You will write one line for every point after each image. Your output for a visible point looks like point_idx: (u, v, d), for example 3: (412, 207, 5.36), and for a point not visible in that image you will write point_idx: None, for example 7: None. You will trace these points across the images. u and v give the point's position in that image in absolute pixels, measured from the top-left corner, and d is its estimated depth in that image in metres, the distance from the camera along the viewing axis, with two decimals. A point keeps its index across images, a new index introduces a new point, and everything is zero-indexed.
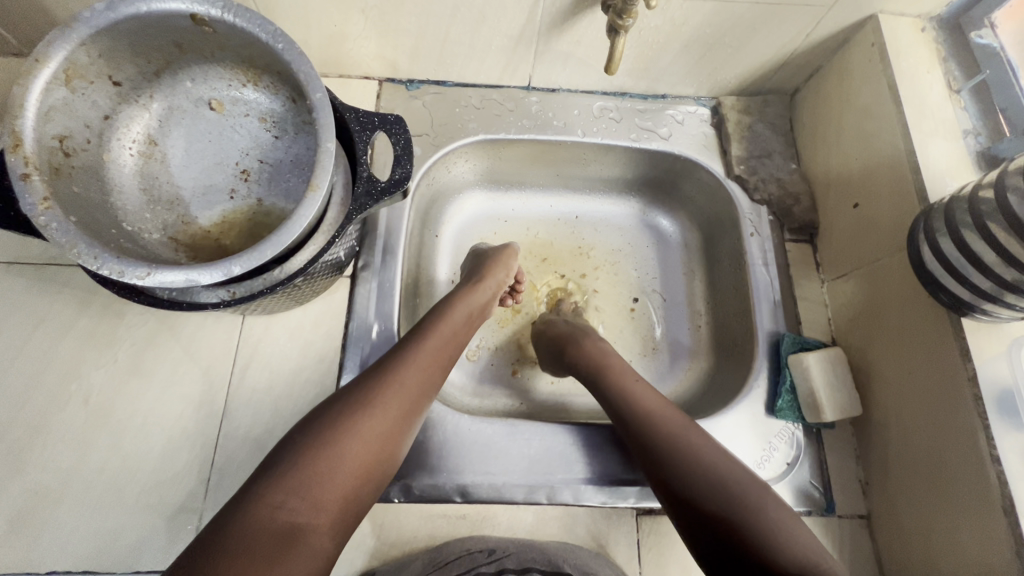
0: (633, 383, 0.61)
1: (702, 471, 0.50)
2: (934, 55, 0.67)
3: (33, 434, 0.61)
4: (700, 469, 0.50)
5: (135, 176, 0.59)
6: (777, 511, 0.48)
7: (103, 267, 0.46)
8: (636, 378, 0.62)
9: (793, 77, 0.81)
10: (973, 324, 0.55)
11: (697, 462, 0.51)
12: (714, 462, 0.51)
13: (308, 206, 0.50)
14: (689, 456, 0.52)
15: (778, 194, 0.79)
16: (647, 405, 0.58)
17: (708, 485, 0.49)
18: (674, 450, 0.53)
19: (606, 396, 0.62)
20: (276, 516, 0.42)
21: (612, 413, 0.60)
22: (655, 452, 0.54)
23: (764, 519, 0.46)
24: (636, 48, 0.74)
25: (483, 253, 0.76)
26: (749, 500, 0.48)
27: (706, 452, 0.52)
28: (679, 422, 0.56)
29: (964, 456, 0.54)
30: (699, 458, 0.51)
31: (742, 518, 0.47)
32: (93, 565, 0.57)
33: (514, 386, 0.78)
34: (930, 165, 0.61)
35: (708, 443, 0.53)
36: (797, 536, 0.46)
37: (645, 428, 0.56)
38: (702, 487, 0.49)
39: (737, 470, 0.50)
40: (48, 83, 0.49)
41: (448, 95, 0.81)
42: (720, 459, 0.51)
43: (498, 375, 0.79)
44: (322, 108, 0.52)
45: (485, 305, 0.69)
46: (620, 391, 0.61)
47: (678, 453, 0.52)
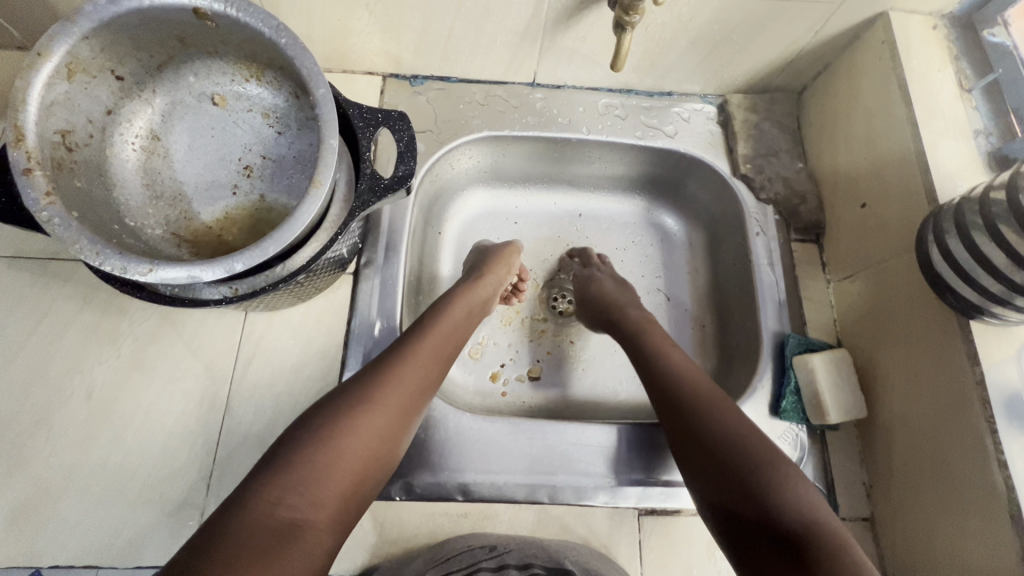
0: (666, 346, 0.62)
1: (719, 423, 0.52)
2: (945, 53, 0.66)
3: (35, 429, 0.61)
4: (717, 421, 0.52)
5: (138, 171, 0.59)
6: (787, 466, 0.48)
7: (105, 263, 0.46)
8: (671, 343, 0.64)
9: (801, 75, 0.80)
10: (982, 326, 0.54)
11: (714, 414, 0.53)
12: (731, 416, 0.52)
13: (311, 203, 0.50)
14: (709, 418, 0.52)
15: (784, 194, 0.78)
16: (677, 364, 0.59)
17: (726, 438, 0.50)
18: (698, 406, 0.54)
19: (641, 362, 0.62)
20: (274, 512, 0.42)
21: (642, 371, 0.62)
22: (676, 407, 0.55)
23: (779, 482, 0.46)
24: (642, 44, 0.73)
25: (484, 248, 0.76)
26: (761, 454, 0.48)
27: (727, 409, 0.53)
28: (706, 381, 0.57)
29: (970, 461, 0.53)
30: (716, 414, 0.52)
31: (751, 472, 0.47)
32: (95, 560, 0.58)
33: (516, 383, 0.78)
34: (940, 165, 0.60)
35: (734, 408, 0.53)
36: (807, 496, 0.46)
37: (671, 385, 0.57)
38: (716, 441, 0.50)
39: (746, 426, 0.51)
40: (50, 77, 0.48)
41: (452, 91, 0.80)
42: (738, 416, 0.52)
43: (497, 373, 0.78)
44: (325, 104, 0.52)
45: (485, 301, 0.68)
46: (654, 352, 0.62)
47: (696, 406, 0.54)
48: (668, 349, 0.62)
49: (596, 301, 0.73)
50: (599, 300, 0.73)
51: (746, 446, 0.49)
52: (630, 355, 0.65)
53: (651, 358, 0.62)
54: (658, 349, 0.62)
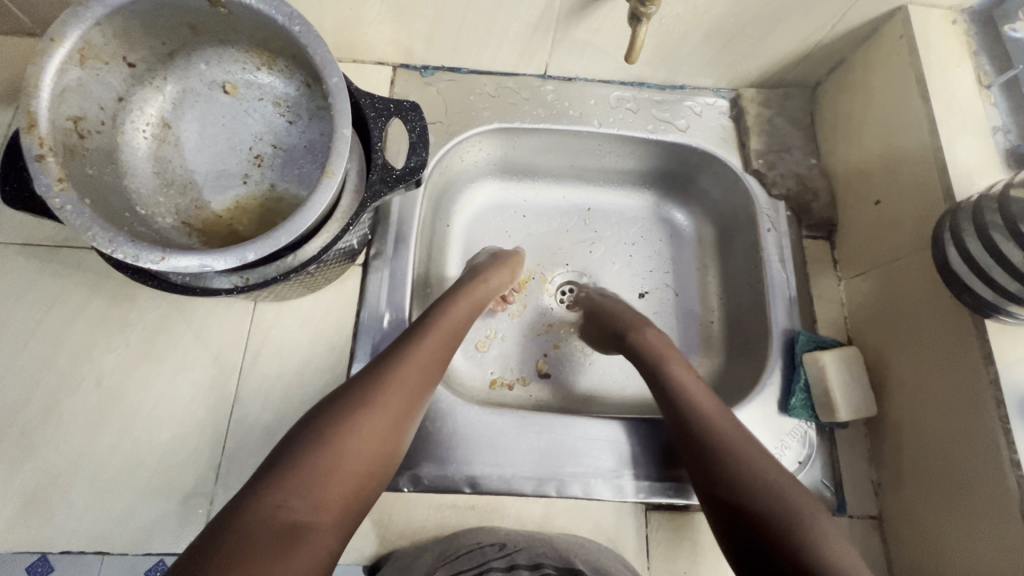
0: (690, 382, 0.60)
1: (751, 487, 0.50)
2: (964, 48, 0.65)
3: (45, 416, 0.61)
4: (747, 483, 0.51)
5: (149, 159, 0.58)
6: (822, 525, 0.47)
7: (117, 251, 0.45)
8: (695, 379, 0.61)
9: (816, 69, 0.79)
10: (997, 325, 0.54)
11: (743, 475, 0.51)
12: (760, 476, 0.51)
13: (323, 192, 0.49)
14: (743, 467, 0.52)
15: (796, 189, 0.78)
16: (702, 404, 0.58)
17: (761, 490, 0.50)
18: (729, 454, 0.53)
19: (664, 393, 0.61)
20: (277, 514, 0.42)
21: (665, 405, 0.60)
22: (709, 464, 0.53)
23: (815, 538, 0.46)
24: (657, 36, 0.72)
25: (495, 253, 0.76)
26: (797, 518, 0.48)
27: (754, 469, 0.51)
28: (735, 431, 0.55)
29: (982, 462, 0.53)
30: (750, 467, 0.52)
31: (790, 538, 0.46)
32: (106, 546, 0.58)
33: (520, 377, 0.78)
34: (957, 162, 0.59)
35: (766, 458, 0.53)
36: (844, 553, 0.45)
37: (701, 434, 0.55)
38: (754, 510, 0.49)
39: (778, 485, 0.50)
40: (62, 64, 0.48)
41: (462, 82, 0.80)
42: (773, 469, 0.52)
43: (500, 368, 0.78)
44: (338, 93, 0.51)
45: (485, 301, 0.68)
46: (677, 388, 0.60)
47: (727, 466, 0.52)
48: (690, 384, 0.60)
49: (609, 324, 0.71)
50: (612, 323, 0.71)
51: (790, 511, 0.48)
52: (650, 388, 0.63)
53: (678, 398, 0.59)
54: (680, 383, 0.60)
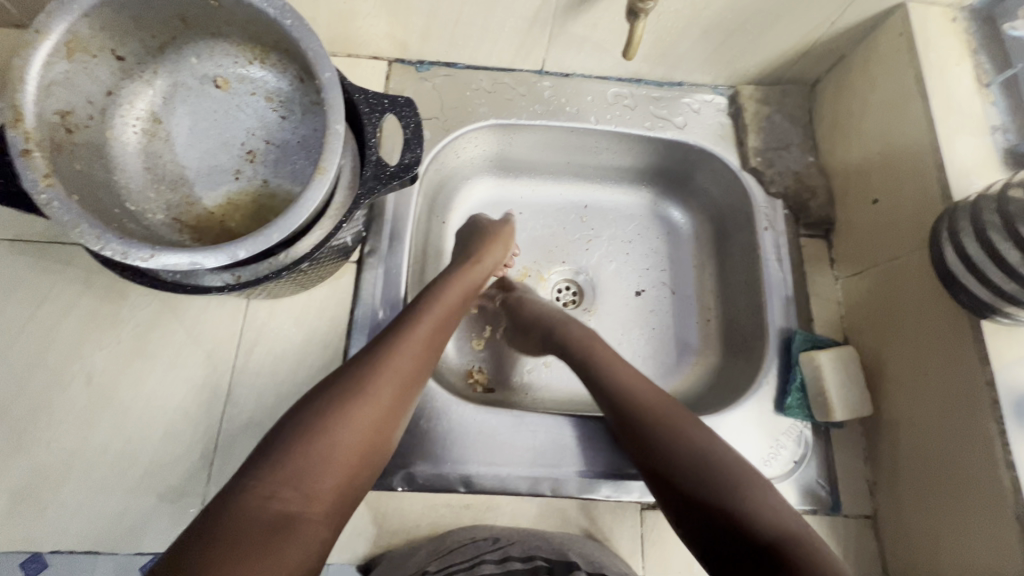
0: (612, 365, 0.61)
1: (686, 458, 0.50)
2: (964, 46, 0.64)
3: (35, 414, 0.61)
4: (691, 461, 0.50)
5: (139, 154, 0.57)
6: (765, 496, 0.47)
7: (105, 248, 0.45)
8: (628, 369, 0.60)
9: (815, 67, 0.78)
10: (993, 326, 0.54)
11: (685, 454, 0.50)
12: (705, 454, 0.50)
13: (316, 188, 0.49)
14: (670, 440, 0.52)
15: (793, 187, 0.77)
16: (624, 386, 0.58)
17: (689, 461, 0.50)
18: (654, 431, 0.53)
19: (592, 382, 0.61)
20: (268, 506, 0.41)
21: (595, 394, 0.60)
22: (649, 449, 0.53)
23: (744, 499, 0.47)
24: (655, 32, 0.71)
25: (480, 221, 0.75)
26: (743, 493, 0.47)
27: (696, 445, 0.51)
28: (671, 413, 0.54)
29: (978, 461, 0.53)
30: (678, 441, 0.52)
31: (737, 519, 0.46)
32: (97, 545, 0.57)
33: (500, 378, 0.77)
34: (956, 162, 0.59)
35: (694, 426, 0.53)
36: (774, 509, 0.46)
37: (640, 422, 0.54)
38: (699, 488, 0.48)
39: (722, 461, 0.49)
40: (48, 56, 0.47)
41: (458, 77, 0.79)
42: (702, 438, 0.52)
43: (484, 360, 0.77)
44: (331, 88, 0.50)
45: (479, 284, 0.68)
46: (604, 376, 0.60)
47: (670, 446, 0.51)
48: (612, 364, 0.61)
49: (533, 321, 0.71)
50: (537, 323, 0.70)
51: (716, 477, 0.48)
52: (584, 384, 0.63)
53: (612, 390, 0.58)
54: (603, 369, 0.60)
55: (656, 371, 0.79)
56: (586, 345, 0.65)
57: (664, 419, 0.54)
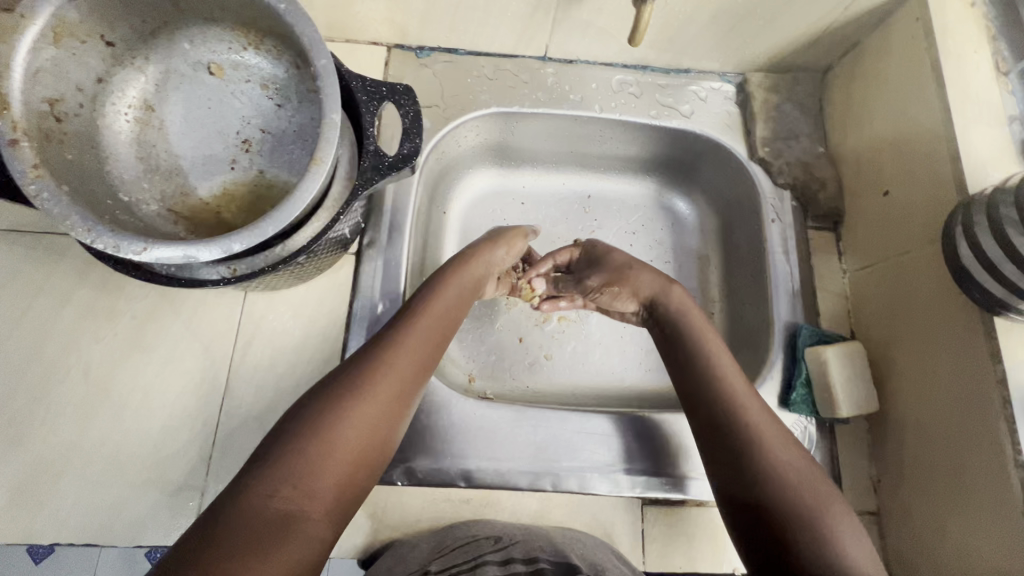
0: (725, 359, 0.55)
1: (790, 472, 0.45)
2: (984, 32, 0.62)
3: (32, 407, 0.60)
4: (788, 474, 0.45)
5: (132, 143, 0.56)
6: (842, 516, 0.43)
7: (97, 241, 0.44)
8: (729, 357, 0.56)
9: (826, 53, 0.76)
10: (1006, 324, 0.52)
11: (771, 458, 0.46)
12: (793, 464, 0.46)
13: (312, 180, 0.47)
14: (776, 449, 0.47)
15: (802, 178, 0.75)
16: (733, 382, 0.53)
17: (793, 476, 0.45)
18: (756, 435, 0.48)
19: (697, 366, 0.55)
20: (268, 504, 0.41)
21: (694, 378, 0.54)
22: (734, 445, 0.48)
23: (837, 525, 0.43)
24: (662, 17, 0.69)
25: (495, 228, 0.74)
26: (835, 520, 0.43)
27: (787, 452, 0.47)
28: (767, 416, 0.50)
29: (986, 460, 0.52)
30: (784, 454, 0.47)
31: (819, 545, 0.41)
32: (96, 538, 0.57)
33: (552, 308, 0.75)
34: (971, 153, 0.57)
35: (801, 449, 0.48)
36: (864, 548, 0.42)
37: (740, 418, 0.49)
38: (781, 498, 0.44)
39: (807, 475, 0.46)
40: (35, 42, 0.46)
41: (459, 64, 0.77)
42: (807, 462, 0.47)
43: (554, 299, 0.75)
44: (326, 76, 0.49)
45: (481, 279, 0.66)
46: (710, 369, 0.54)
47: (772, 454, 0.47)
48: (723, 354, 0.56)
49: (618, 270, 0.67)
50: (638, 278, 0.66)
51: (813, 497, 0.44)
52: (684, 362, 0.57)
53: (708, 374, 0.54)
54: (716, 360, 0.55)
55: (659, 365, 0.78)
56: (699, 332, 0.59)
57: (769, 426, 0.49)
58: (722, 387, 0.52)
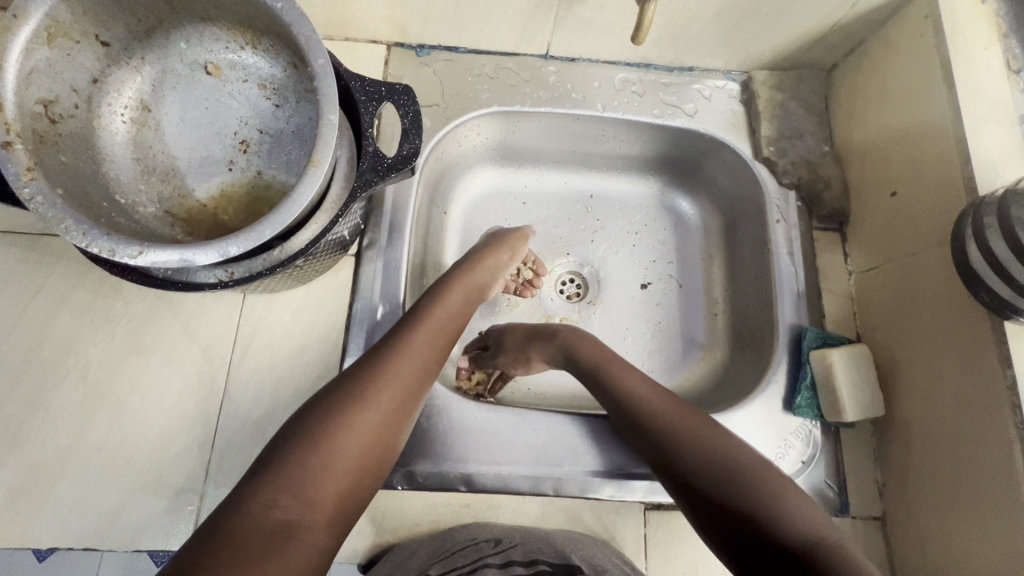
0: (620, 370, 0.59)
1: (711, 457, 0.49)
2: (995, 29, 0.60)
3: (31, 410, 0.60)
4: (709, 460, 0.49)
5: (129, 145, 0.55)
6: (779, 484, 0.46)
7: (92, 245, 0.43)
8: (635, 370, 0.59)
9: (833, 50, 0.75)
10: (1017, 328, 0.51)
11: (696, 447, 0.50)
12: (713, 444, 0.50)
13: (309, 182, 0.47)
14: (694, 439, 0.51)
15: (807, 178, 0.74)
16: (638, 392, 0.56)
17: (714, 459, 0.48)
18: (673, 434, 0.51)
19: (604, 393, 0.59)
20: (269, 514, 0.40)
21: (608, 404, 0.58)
22: (663, 449, 0.52)
23: (765, 489, 0.46)
24: (665, 15, 0.68)
25: (495, 232, 0.73)
26: (763, 485, 0.46)
27: (707, 435, 0.50)
28: (685, 409, 0.54)
29: (996, 467, 0.51)
30: (703, 443, 0.50)
31: (758, 509, 0.45)
32: (95, 542, 0.57)
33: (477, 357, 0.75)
34: (982, 154, 0.56)
35: (719, 430, 0.51)
36: (796, 504, 0.45)
37: (657, 426, 0.53)
38: (712, 480, 0.47)
39: (731, 449, 0.49)
40: (28, 42, 0.45)
41: (460, 62, 0.76)
42: (724, 439, 0.50)
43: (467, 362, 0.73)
44: (323, 76, 0.48)
45: (485, 284, 0.66)
46: (616, 387, 0.58)
47: (689, 448, 0.50)
48: (618, 369, 0.59)
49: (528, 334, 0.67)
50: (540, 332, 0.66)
51: (738, 471, 0.47)
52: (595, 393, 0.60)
53: (621, 392, 0.57)
54: (617, 377, 0.58)
55: (661, 367, 0.77)
56: (594, 362, 0.61)
57: (682, 420, 0.52)
58: (632, 400, 0.56)
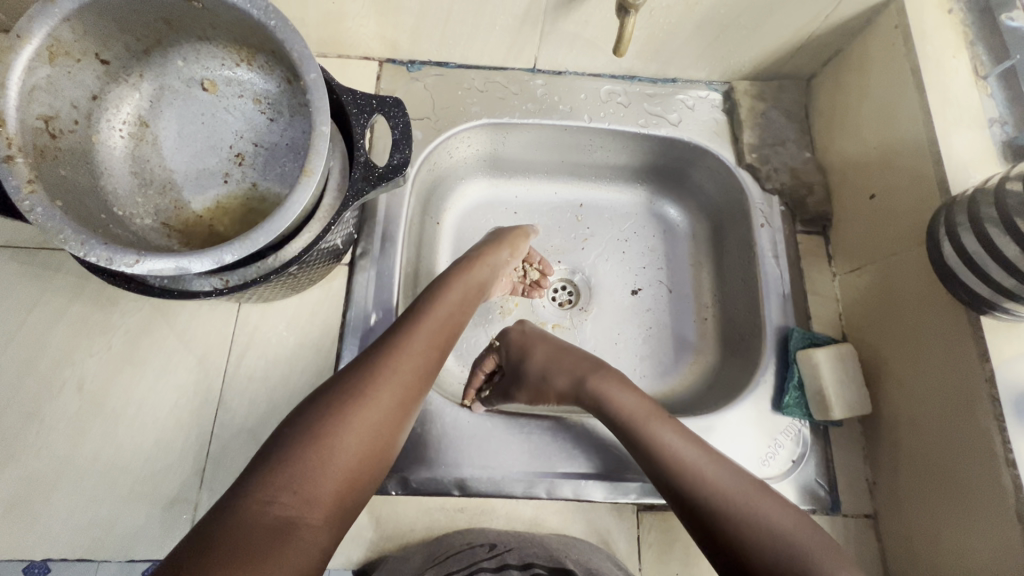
0: (657, 427, 0.56)
1: (763, 538, 0.46)
2: (962, 37, 0.63)
3: (26, 421, 0.60)
4: (761, 540, 0.46)
5: (126, 158, 0.57)
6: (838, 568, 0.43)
7: (90, 254, 0.44)
8: (676, 431, 0.56)
9: (810, 61, 0.77)
10: (992, 322, 0.53)
11: (756, 534, 0.46)
12: (774, 527, 0.46)
13: (302, 192, 0.48)
14: (741, 512, 0.47)
15: (790, 184, 0.76)
16: (677, 455, 0.53)
17: (767, 539, 0.46)
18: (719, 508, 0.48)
19: (641, 452, 0.55)
20: (267, 511, 0.41)
21: (646, 464, 0.55)
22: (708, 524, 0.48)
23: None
24: (647, 29, 0.71)
25: (495, 231, 0.74)
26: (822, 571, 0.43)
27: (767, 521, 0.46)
28: (738, 479, 0.50)
29: (979, 460, 0.52)
30: (752, 518, 0.47)
31: None
32: (88, 553, 0.57)
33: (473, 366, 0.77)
34: (953, 156, 0.58)
35: (769, 504, 0.48)
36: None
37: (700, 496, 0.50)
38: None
39: (799, 538, 0.45)
40: (30, 61, 0.47)
41: (450, 77, 0.78)
42: (774, 514, 0.47)
43: (479, 375, 0.69)
44: (316, 89, 0.50)
45: (484, 283, 0.67)
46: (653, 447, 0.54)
47: (741, 526, 0.47)
48: (654, 424, 0.56)
49: (545, 363, 0.64)
50: (567, 375, 0.63)
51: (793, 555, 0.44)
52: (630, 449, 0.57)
53: (665, 460, 0.53)
54: (654, 437, 0.55)
55: (653, 371, 0.78)
56: (629, 413, 0.58)
57: (728, 492, 0.49)
58: (671, 463, 0.52)
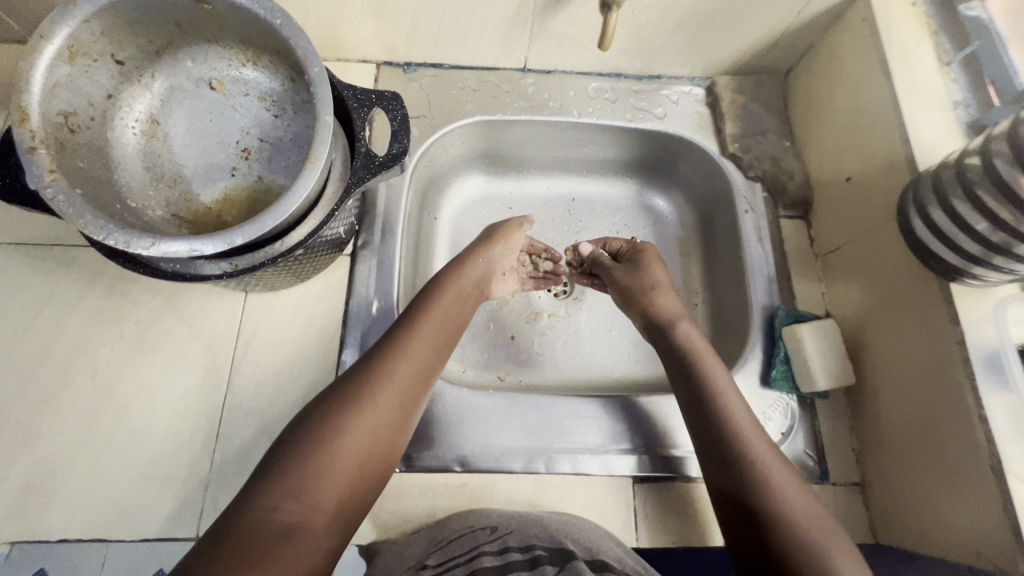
0: (717, 380, 0.60)
1: (783, 502, 0.50)
2: (925, 28, 0.67)
3: (40, 409, 0.62)
4: (783, 502, 0.50)
5: (139, 154, 0.60)
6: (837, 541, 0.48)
7: (109, 237, 0.47)
8: (734, 389, 0.60)
9: (786, 55, 0.82)
10: (961, 289, 0.56)
11: (778, 496, 0.50)
12: (793, 496, 0.51)
13: (307, 178, 0.51)
14: (769, 476, 0.52)
15: (771, 171, 0.80)
16: (729, 409, 0.57)
17: (785, 505, 0.50)
18: (753, 465, 0.53)
19: (696, 395, 0.59)
20: (273, 517, 0.43)
21: (694, 408, 0.59)
22: (739, 476, 0.53)
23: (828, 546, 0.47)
24: (630, 27, 0.75)
25: (489, 228, 0.77)
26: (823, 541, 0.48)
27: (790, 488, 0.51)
28: (770, 447, 0.55)
29: (955, 422, 0.54)
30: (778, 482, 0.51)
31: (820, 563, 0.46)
32: (101, 534, 0.59)
33: (472, 352, 0.79)
34: (920, 136, 0.62)
35: (792, 476, 0.53)
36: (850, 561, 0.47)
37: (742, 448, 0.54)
38: (792, 537, 0.48)
39: (814, 510, 0.50)
40: (52, 60, 0.50)
41: (445, 77, 0.82)
42: (796, 485, 0.52)
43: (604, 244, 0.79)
44: (319, 82, 0.53)
45: (477, 284, 0.69)
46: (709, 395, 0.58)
47: (765, 487, 0.51)
48: (718, 377, 0.60)
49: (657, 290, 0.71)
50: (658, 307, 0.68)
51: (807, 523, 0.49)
52: (682, 391, 0.61)
53: (717, 409, 0.57)
54: (716, 386, 0.59)
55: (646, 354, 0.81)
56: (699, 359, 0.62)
57: (763, 454, 0.53)
58: (721, 415, 0.56)
